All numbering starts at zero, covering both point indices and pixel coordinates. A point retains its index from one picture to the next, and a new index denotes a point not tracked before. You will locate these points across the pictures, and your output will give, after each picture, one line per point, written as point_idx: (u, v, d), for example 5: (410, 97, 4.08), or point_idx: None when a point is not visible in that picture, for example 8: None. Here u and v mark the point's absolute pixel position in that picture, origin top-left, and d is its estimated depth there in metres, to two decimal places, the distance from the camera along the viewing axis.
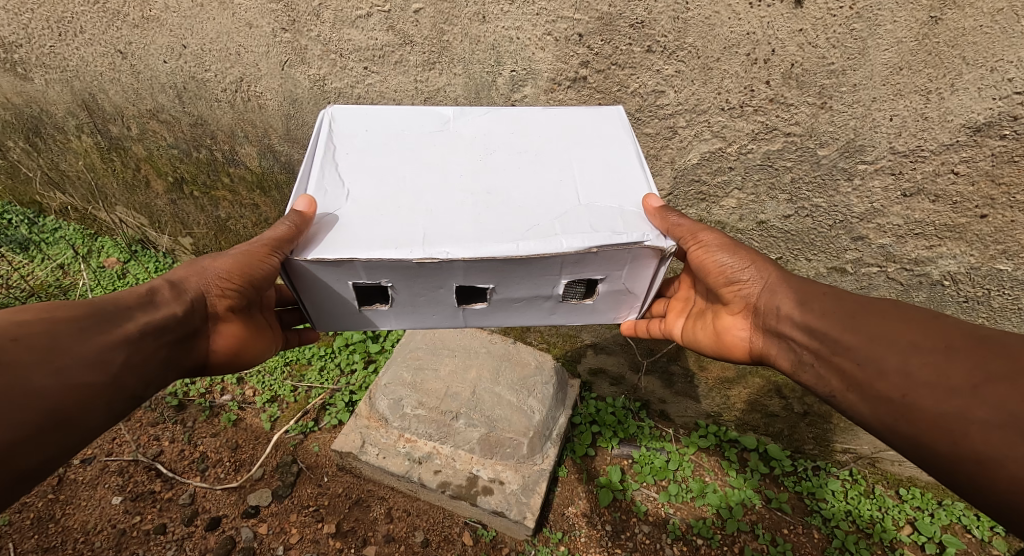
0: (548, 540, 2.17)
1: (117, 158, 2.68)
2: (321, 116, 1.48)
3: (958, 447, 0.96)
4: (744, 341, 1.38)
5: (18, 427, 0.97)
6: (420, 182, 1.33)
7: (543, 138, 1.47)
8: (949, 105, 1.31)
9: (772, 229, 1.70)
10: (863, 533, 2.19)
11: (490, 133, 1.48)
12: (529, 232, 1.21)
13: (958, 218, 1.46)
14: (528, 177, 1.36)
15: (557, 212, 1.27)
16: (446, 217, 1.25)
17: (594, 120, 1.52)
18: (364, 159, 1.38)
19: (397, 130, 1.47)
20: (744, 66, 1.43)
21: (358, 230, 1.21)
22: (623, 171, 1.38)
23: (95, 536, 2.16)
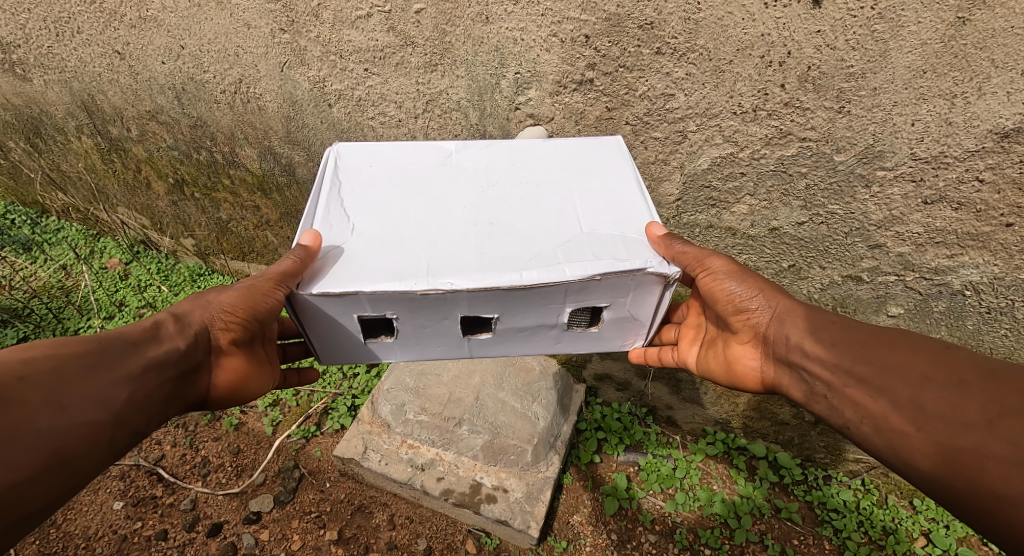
0: (553, 549, 2.12)
1: (117, 159, 2.65)
2: (326, 154, 1.44)
3: (978, 485, 0.90)
4: (756, 371, 1.32)
5: (21, 468, 0.93)
6: (424, 216, 1.30)
7: (546, 170, 1.43)
8: (975, 110, 1.26)
9: (785, 236, 1.65)
10: (876, 545, 2.13)
11: (493, 166, 1.45)
12: (532, 263, 1.17)
13: (981, 227, 1.41)
14: (532, 208, 1.32)
15: (560, 241, 1.23)
16: (450, 249, 1.21)
17: (593, 148, 1.50)
18: (369, 195, 1.35)
19: (401, 165, 1.44)
20: (758, 68, 1.38)
21: (362, 263, 1.18)
22: (626, 198, 1.35)
23: (95, 542, 2.14)
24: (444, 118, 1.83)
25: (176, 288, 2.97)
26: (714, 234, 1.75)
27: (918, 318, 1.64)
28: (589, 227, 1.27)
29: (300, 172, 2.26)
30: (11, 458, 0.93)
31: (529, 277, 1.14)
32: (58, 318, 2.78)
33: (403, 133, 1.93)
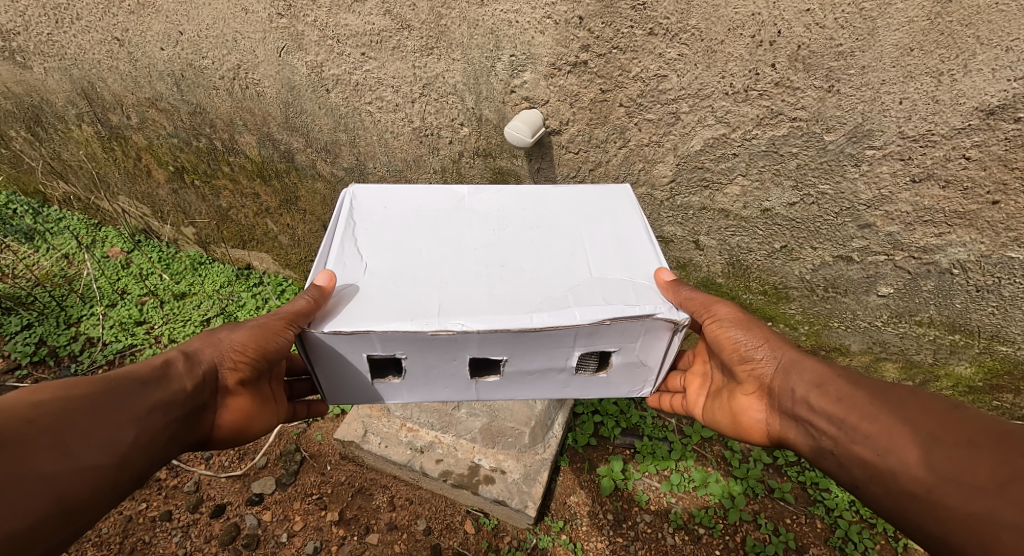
0: (550, 529, 2.16)
1: (118, 147, 2.67)
2: (343, 194, 1.50)
3: (991, 551, 0.90)
4: (761, 423, 1.35)
5: (22, 516, 0.94)
6: (439, 260, 1.34)
7: (556, 217, 1.49)
8: (961, 87, 1.28)
9: (777, 217, 1.67)
10: (866, 523, 2.17)
11: (505, 212, 1.49)
12: (544, 305, 1.21)
13: (968, 204, 1.43)
14: (541, 253, 1.37)
15: (571, 284, 1.27)
16: (463, 291, 1.25)
17: (601, 198, 1.55)
18: (384, 236, 1.39)
19: (416, 209, 1.48)
20: (749, 48, 1.40)
21: (376, 302, 1.22)
22: (634, 246, 1.40)
23: (101, 522, 2.18)
24: (441, 103, 1.85)
25: (177, 277, 2.98)
26: (708, 216, 1.77)
27: (907, 297, 1.66)
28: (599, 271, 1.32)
29: (298, 159, 2.28)
30: (15, 505, 0.93)
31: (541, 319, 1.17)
32: (62, 306, 2.80)
33: (401, 118, 1.95)
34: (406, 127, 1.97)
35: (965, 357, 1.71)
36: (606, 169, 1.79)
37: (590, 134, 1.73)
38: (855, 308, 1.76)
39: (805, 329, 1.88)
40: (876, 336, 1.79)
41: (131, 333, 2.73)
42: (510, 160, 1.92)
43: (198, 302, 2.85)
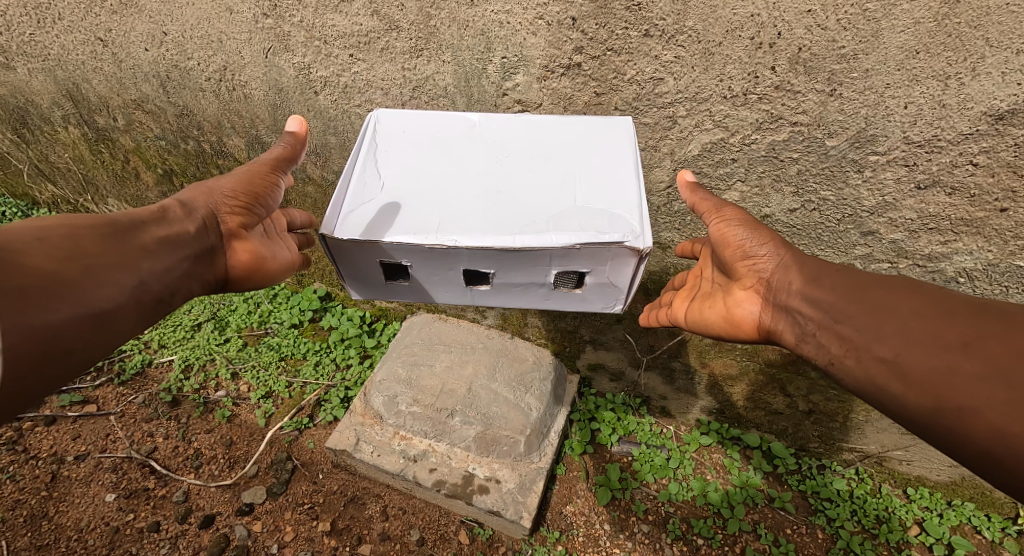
0: (546, 539, 2.12)
1: (105, 149, 2.62)
2: (368, 118, 1.47)
3: (971, 426, 0.92)
4: (752, 318, 1.28)
5: (45, 311, 0.99)
6: (440, 186, 1.30)
7: (558, 145, 1.40)
8: (969, 92, 1.24)
9: (777, 223, 1.63)
10: (868, 533, 2.10)
11: (516, 137, 1.43)
12: (523, 228, 1.18)
13: (975, 212, 1.39)
14: (536, 180, 1.32)
15: (556, 210, 1.24)
16: (455, 217, 1.22)
17: (598, 128, 1.44)
18: (402, 158, 1.37)
19: (431, 131, 1.44)
20: (748, 51, 1.35)
21: (382, 217, 1.22)
22: (619, 177, 1.31)
23: (88, 534, 2.08)
24: (432, 105, 1.80)
25: None
26: (706, 222, 1.72)
27: None
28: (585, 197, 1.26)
29: None
30: (34, 301, 0.98)
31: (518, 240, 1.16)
32: None
33: None
34: None
35: None
36: None
37: None
38: None
39: None
40: None
41: None
42: None
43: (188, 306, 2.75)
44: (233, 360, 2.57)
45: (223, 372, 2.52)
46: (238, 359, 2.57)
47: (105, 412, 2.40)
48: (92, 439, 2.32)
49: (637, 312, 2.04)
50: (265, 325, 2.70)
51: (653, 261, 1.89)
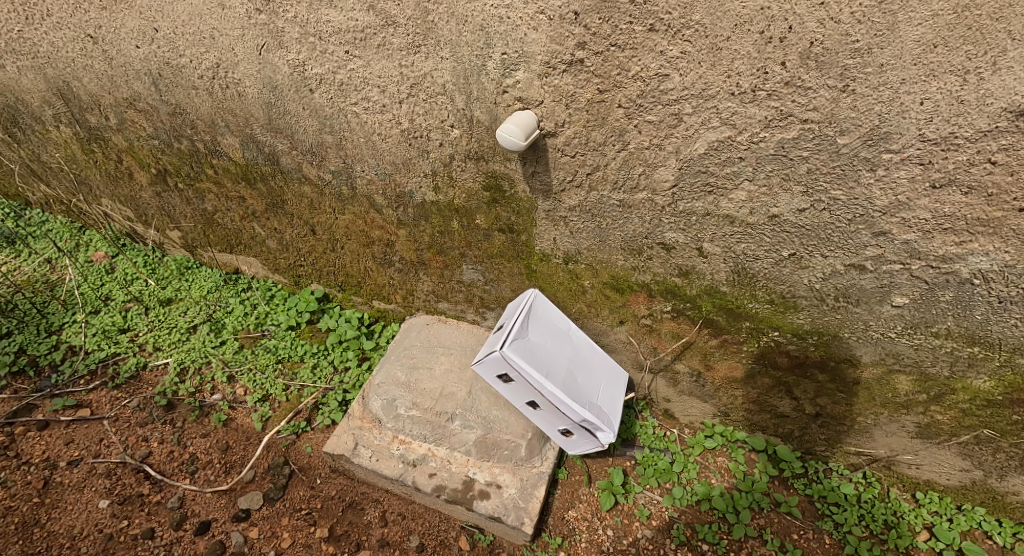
0: (548, 545, 2.05)
1: (97, 149, 2.57)
2: (527, 298, 1.90)
3: None
4: None
5: None
6: (560, 361, 1.83)
7: (599, 364, 1.99)
8: (989, 87, 1.23)
9: (786, 223, 1.59)
10: (877, 538, 2.01)
11: (597, 351, 2.03)
12: (590, 411, 1.77)
13: (992, 211, 1.37)
14: (591, 377, 1.92)
15: (605, 410, 1.85)
16: (565, 385, 1.76)
17: (602, 361, 2.03)
18: (536, 334, 1.84)
19: (560, 326, 1.96)
20: (757, 46, 1.34)
21: (557, 376, 1.78)
22: (613, 405, 1.93)
23: (81, 541, 1.97)
24: (430, 103, 1.77)
25: (163, 282, 2.85)
26: (712, 222, 1.68)
27: (924, 308, 1.58)
28: (616, 413, 1.89)
29: (283, 161, 2.19)
30: None
31: (584, 413, 1.74)
32: (43, 313, 2.63)
33: (388, 119, 1.86)
34: (394, 129, 1.88)
35: (984, 369, 1.63)
36: (605, 173, 1.70)
37: (586, 136, 1.64)
38: (867, 318, 1.67)
39: (814, 339, 1.79)
40: (890, 348, 1.70)
41: (115, 341, 2.57)
42: (503, 163, 1.82)
43: (184, 309, 2.71)
44: (230, 362, 2.51)
45: (220, 375, 2.47)
46: (236, 361, 2.52)
47: (99, 416, 2.32)
48: (85, 444, 2.23)
49: (641, 314, 2.00)
50: (263, 327, 2.66)
51: (658, 263, 1.84)
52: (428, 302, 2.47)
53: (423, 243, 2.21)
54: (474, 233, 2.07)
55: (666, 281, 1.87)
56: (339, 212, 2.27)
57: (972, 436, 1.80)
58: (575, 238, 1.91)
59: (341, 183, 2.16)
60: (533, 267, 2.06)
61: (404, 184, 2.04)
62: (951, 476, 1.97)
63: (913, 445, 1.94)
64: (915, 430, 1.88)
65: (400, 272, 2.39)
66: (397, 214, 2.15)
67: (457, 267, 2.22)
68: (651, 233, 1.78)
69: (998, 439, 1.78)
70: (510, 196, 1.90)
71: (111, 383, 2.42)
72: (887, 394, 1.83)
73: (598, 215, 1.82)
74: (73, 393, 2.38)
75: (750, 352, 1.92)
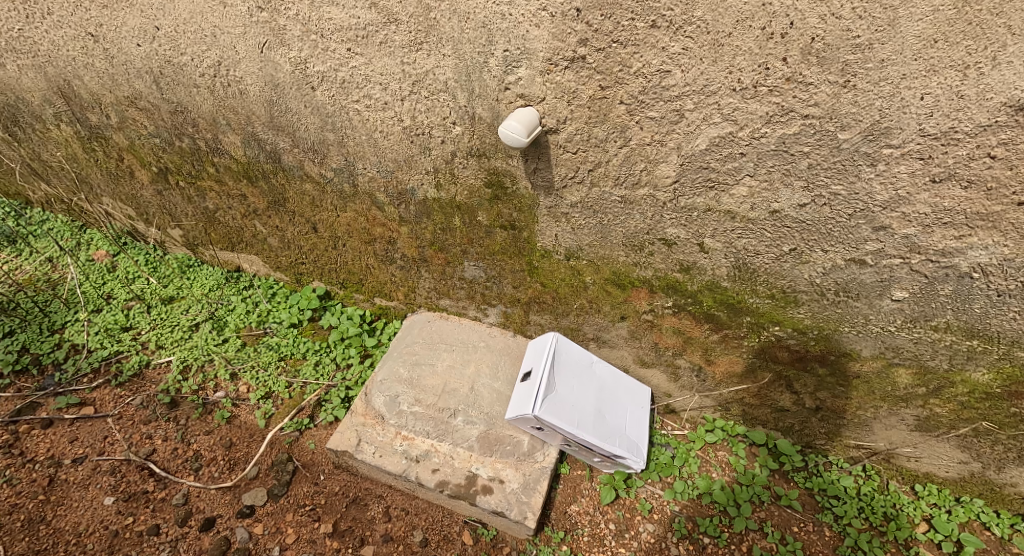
0: (550, 539, 2.07)
1: (99, 148, 2.57)
2: (550, 343, 2.05)
3: None
4: None
5: None
6: (589, 403, 2.01)
7: (624, 394, 2.14)
8: (989, 81, 1.24)
9: (786, 219, 1.60)
10: (876, 531, 2.03)
11: (619, 377, 2.18)
12: (622, 448, 1.98)
13: (992, 206, 1.38)
14: (620, 409, 2.09)
15: (633, 441, 2.06)
16: (596, 426, 1.96)
17: (626, 385, 2.18)
18: (563, 379, 2.00)
19: (583, 361, 2.12)
20: (759, 41, 1.35)
21: (587, 419, 1.96)
22: (640, 431, 2.10)
23: (87, 537, 1.98)
24: (432, 100, 1.77)
25: (165, 280, 2.85)
26: (713, 218, 1.69)
27: (923, 302, 1.60)
28: (642, 437, 2.10)
29: (285, 159, 2.19)
30: None
31: (616, 452, 1.95)
32: (44, 312, 2.63)
33: (390, 117, 1.87)
34: (396, 126, 1.88)
35: (983, 363, 1.64)
36: (606, 170, 1.71)
37: (588, 132, 1.65)
38: (867, 312, 1.68)
39: (814, 334, 1.80)
40: (889, 342, 1.72)
41: (117, 339, 2.58)
42: (505, 160, 1.83)
43: (186, 307, 2.72)
44: (233, 360, 2.53)
45: (223, 372, 2.48)
46: (238, 359, 2.53)
47: (103, 414, 2.33)
48: (89, 442, 2.24)
49: (642, 310, 2.01)
50: (264, 325, 2.67)
51: (659, 259, 1.86)
52: (429, 299, 2.48)
53: (425, 240, 2.22)
54: (476, 230, 2.07)
55: (668, 276, 1.88)
56: (342, 209, 2.28)
57: (971, 429, 1.82)
58: (577, 234, 1.92)
59: (343, 181, 2.16)
60: (535, 263, 2.07)
61: (406, 181, 2.04)
62: (950, 469, 1.99)
63: (912, 438, 1.96)
64: (914, 424, 1.90)
65: (401, 269, 2.40)
66: (399, 211, 2.16)
67: (459, 264, 2.23)
68: (652, 229, 1.79)
69: (997, 432, 1.79)
70: (512, 193, 1.90)
71: (115, 381, 2.43)
72: (887, 388, 1.84)
73: (600, 212, 1.83)
74: (76, 391, 2.39)
75: (751, 347, 1.93)
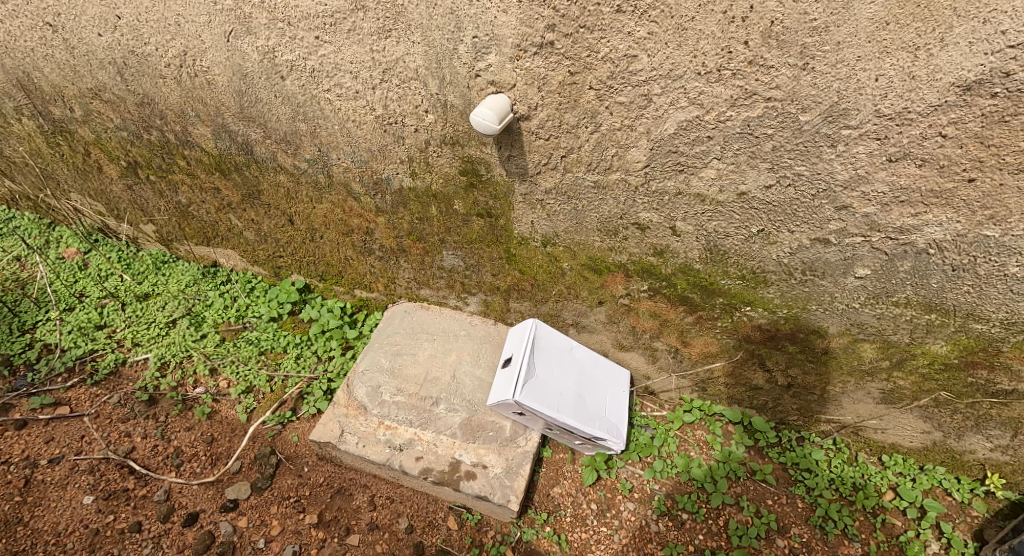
0: (534, 521, 2.11)
1: (64, 142, 2.52)
2: (529, 329, 2.08)
3: None
4: None
5: None
6: (568, 387, 2.04)
7: (603, 377, 2.18)
8: (938, 62, 1.29)
9: (753, 200, 1.64)
10: (846, 500, 2.11)
11: (598, 360, 2.22)
12: (602, 430, 2.02)
13: (945, 183, 1.43)
14: (599, 392, 2.13)
15: (613, 423, 2.10)
16: (576, 409, 1.99)
17: (605, 368, 2.22)
18: (542, 365, 2.03)
19: (563, 346, 2.15)
20: (721, 25, 1.38)
21: (568, 403, 1.99)
22: (619, 412, 2.14)
23: (67, 537, 1.96)
24: (403, 88, 1.77)
25: (139, 277, 2.80)
26: (683, 201, 1.72)
27: (884, 279, 1.65)
28: (622, 418, 2.14)
29: (257, 151, 2.17)
30: None
31: (596, 434, 1.99)
32: (14, 312, 2.57)
33: (362, 106, 1.86)
34: (368, 115, 1.88)
35: (941, 335, 1.71)
36: (578, 155, 1.73)
37: (559, 118, 1.66)
38: (833, 290, 1.74)
39: (784, 312, 1.85)
40: (854, 318, 1.78)
41: (91, 338, 2.53)
42: (479, 148, 1.83)
43: (162, 303, 2.68)
44: (212, 355, 2.50)
45: (202, 368, 2.46)
46: (217, 355, 2.51)
47: (79, 413, 2.30)
48: (66, 442, 2.21)
49: (619, 294, 2.04)
50: (243, 319, 2.65)
51: (633, 243, 1.89)
52: (410, 289, 2.48)
53: (403, 230, 2.21)
54: (452, 219, 2.08)
55: (642, 260, 1.92)
56: (317, 201, 2.26)
57: (932, 399, 1.90)
58: (552, 220, 1.94)
59: (318, 172, 2.15)
60: (512, 251, 2.09)
61: (381, 171, 2.04)
62: (914, 439, 2.07)
63: (878, 410, 2.03)
64: (880, 396, 1.97)
65: (380, 260, 2.40)
66: (375, 202, 2.15)
67: (438, 253, 2.24)
68: (625, 213, 1.82)
69: (955, 401, 1.87)
70: (487, 180, 1.91)
71: (90, 380, 2.39)
72: (853, 363, 1.91)
73: (574, 198, 1.85)
74: (50, 391, 2.35)
75: (724, 327, 1.98)
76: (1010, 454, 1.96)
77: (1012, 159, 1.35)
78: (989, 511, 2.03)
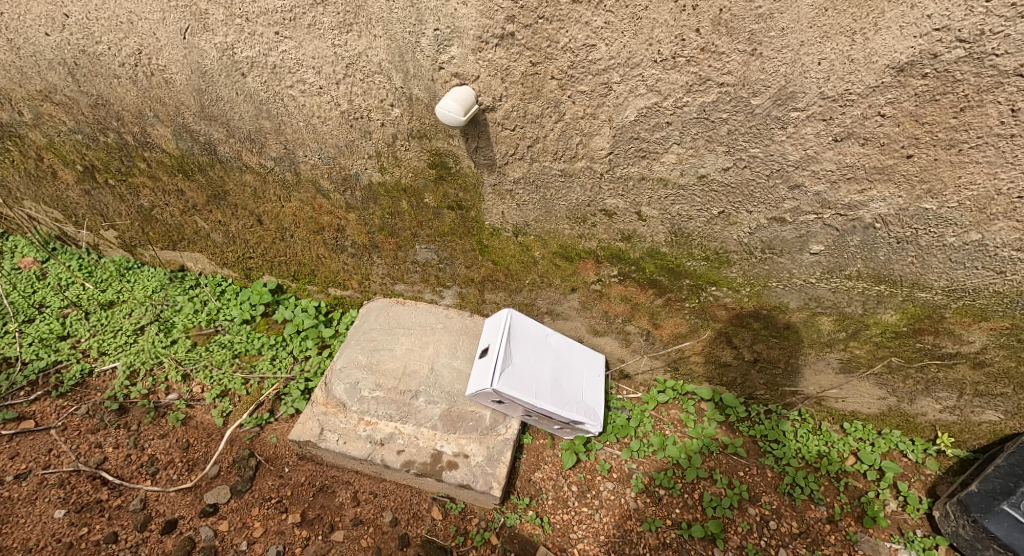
0: (516, 506, 2.15)
1: (14, 147, 2.43)
2: (505, 318, 2.11)
3: None
4: None
5: None
6: (545, 373, 2.08)
7: (580, 362, 2.24)
8: (874, 45, 1.37)
9: (713, 183, 1.71)
10: (812, 467, 2.21)
11: (573, 346, 2.27)
12: (580, 413, 2.07)
13: (886, 160, 1.52)
14: (575, 376, 2.18)
15: (590, 406, 2.16)
16: (553, 395, 2.04)
17: (581, 353, 2.27)
18: (518, 354, 2.06)
19: (539, 334, 2.19)
20: (673, 14, 1.43)
21: (546, 389, 2.03)
22: (594, 396, 2.21)
23: (38, 553, 1.92)
24: (368, 83, 1.77)
25: (102, 284, 2.73)
26: (647, 186, 1.78)
27: (837, 254, 1.75)
28: (598, 401, 2.20)
29: (221, 150, 2.14)
30: None
31: (574, 418, 2.04)
32: None
33: (326, 101, 1.86)
34: (334, 110, 1.88)
35: (890, 305, 1.81)
36: (544, 144, 1.77)
37: (524, 108, 1.69)
38: (791, 267, 1.82)
39: (747, 291, 1.93)
40: (811, 292, 1.87)
41: (54, 349, 2.46)
42: (446, 140, 1.85)
43: (128, 311, 2.62)
44: (184, 361, 2.46)
45: (173, 374, 2.43)
46: (189, 360, 2.47)
47: (44, 426, 2.24)
48: (32, 457, 2.15)
49: (590, 280, 2.09)
50: (215, 323, 2.61)
51: (601, 229, 1.94)
52: (384, 284, 2.48)
53: (374, 225, 2.22)
54: (424, 213, 2.10)
55: (609, 244, 1.97)
56: (285, 199, 2.25)
57: (885, 366, 2.01)
58: (522, 210, 1.97)
59: (284, 170, 2.13)
60: (484, 242, 2.12)
61: (349, 166, 2.03)
62: (872, 405, 2.19)
63: (838, 380, 2.13)
64: (839, 366, 2.07)
65: (353, 256, 2.40)
66: (345, 198, 2.15)
67: (411, 248, 2.25)
68: (592, 201, 1.87)
69: (906, 367, 1.98)
70: (455, 172, 1.93)
71: (55, 392, 2.33)
72: (812, 335, 2.00)
73: (542, 187, 1.88)
74: (13, 406, 2.28)
75: (692, 307, 2.05)
76: (958, 414, 2.09)
77: (944, 136, 1.44)
78: (941, 468, 2.16)
